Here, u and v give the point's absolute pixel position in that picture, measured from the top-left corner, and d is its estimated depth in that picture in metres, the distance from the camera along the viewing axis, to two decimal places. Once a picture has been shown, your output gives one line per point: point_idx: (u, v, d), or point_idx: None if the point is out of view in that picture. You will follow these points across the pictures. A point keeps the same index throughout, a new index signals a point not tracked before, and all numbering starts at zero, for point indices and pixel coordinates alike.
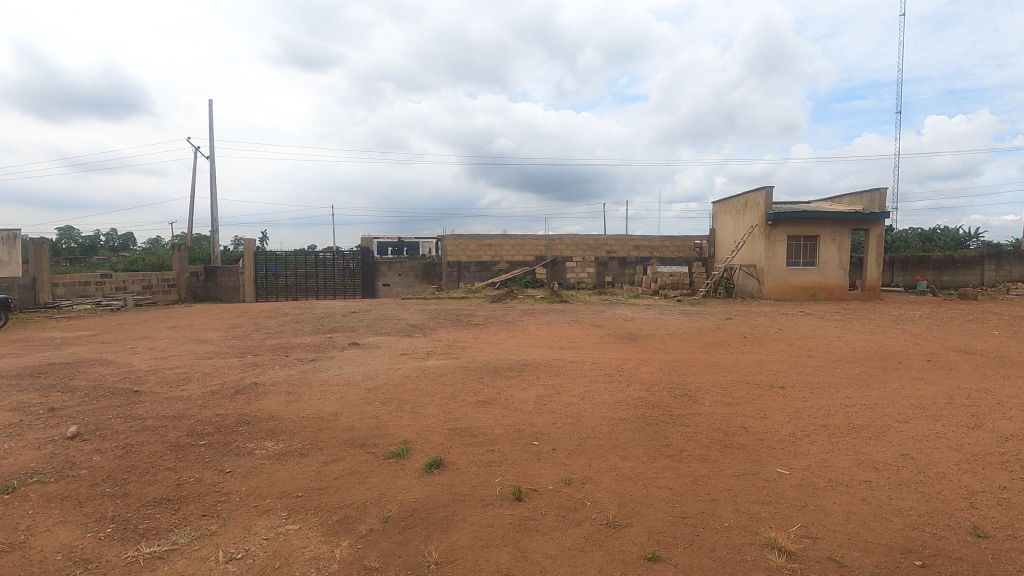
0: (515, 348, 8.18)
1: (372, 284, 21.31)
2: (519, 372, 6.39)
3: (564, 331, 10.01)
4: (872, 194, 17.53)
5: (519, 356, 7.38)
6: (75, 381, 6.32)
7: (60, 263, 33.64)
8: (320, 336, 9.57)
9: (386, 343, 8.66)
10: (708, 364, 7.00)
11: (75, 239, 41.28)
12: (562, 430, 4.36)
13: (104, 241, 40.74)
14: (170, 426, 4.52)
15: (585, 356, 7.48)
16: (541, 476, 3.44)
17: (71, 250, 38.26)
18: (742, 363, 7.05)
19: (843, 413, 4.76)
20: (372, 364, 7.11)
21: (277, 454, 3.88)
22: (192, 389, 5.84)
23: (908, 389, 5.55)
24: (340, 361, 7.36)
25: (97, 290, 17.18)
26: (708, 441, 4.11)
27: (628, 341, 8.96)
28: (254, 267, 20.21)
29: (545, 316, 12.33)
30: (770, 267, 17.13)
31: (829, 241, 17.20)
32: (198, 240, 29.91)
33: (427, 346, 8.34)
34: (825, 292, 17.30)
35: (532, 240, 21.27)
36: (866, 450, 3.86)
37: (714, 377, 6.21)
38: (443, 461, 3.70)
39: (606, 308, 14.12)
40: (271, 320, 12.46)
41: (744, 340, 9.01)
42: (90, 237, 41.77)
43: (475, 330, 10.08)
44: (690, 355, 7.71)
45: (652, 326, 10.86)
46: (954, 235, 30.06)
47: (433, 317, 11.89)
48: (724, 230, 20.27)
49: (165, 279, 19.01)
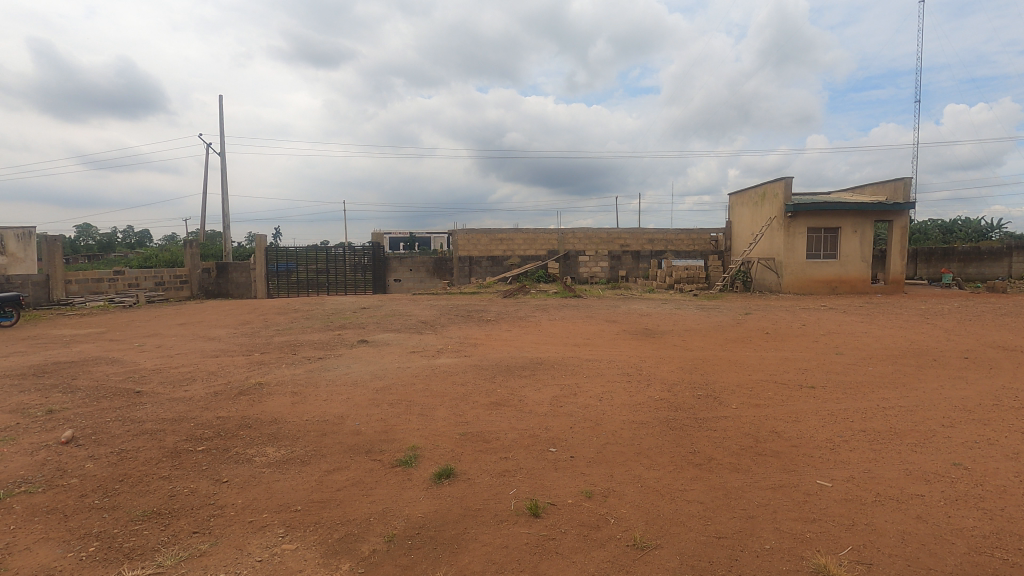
0: (528, 345, 7.90)
1: (383, 279, 21.05)
2: (533, 371, 6.13)
3: (579, 327, 9.73)
4: (897, 183, 16.98)
5: (532, 354, 7.10)
6: (78, 381, 6.17)
7: (78, 260, 34.29)
8: (329, 333, 9.37)
9: (396, 340, 8.42)
10: (731, 362, 6.68)
11: (92, 236, 41.71)
12: (580, 435, 4.09)
13: (122, 238, 41.42)
14: (168, 430, 4.32)
15: (601, 354, 7.19)
16: (559, 488, 3.18)
17: (89, 249, 38.63)
18: (767, 361, 6.71)
19: (882, 415, 4.43)
20: (381, 362, 6.88)
21: (278, 462, 3.66)
22: (196, 389, 5.65)
23: (949, 390, 5.19)
24: (348, 360, 7.14)
25: (110, 287, 17.22)
26: (738, 448, 3.80)
27: (645, 338, 8.65)
28: (266, 263, 20.27)
29: (559, 311, 12.04)
30: (789, 260, 16.66)
31: (851, 233, 16.68)
32: (212, 236, 30.12)
33: (437, 344, 8.09)
34: (846, 285, 16.81)
35: (544, 234, 20.97)
36: (915, 460, 3.53)
37: (739, 377, 5.88)
38: (453, 470, 3.45)
39: (621, 303, 13.78)
40: (280, 317, 12.32)
41: (766, 336, 8.66)
42: (108, 234, 42.45)
43: (486, 326, 9.82)
44: (711, 352, 7.39)
45: (669, 322, 10.51)
46: (976, 227, 29.24)
47: (444, 313, 11.66)
48: (742, 223, 19.80)
49: (177, 276, 19.03)
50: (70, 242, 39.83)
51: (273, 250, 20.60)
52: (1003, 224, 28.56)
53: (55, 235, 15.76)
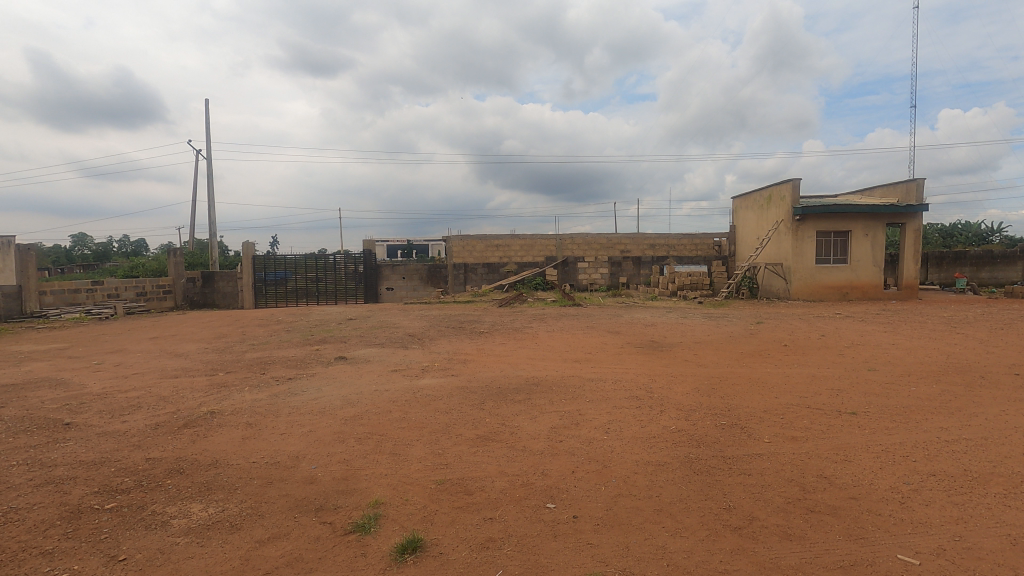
0: (523, 362, 7.09)
1: (375, 288, 20.27)
2: (528, 395, 5.33)
3: (579, 339, 8.94)
4: (909, 184, 16.27)
5: (527, 373, 6.29)
6: (6, 410, 5.35)
7: (71, 271, 33.87)
8: (306, 349, 8.56)
9: (378, 357, 7.62)
10: (753, 382, 5.88)
11: (87, 245, 40.97)
12: (584, 484, 3.30)
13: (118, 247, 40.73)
14: (80, 480, 3.52)
15: (605, 372, 6.38)
16: (559, 571, 2.40)
17: (84, 259, 37.98)
18: (792, 380, 5.92)
19: (951, 454, 3.66)
20: (357, 384, 6.07)
21: (200, 527, 2.87)
22: (135, 422, 4.84)
23: (1016, 417, 4.42)
24: (321, 381, 6.34)
25: (88, 298, 16.41)
26: (784, 502, 3.03)
27: (653, 352, 7.84)
28: (255, 272, 19.64)
29: (557, 322, 11.25)
30: (798, 266, 15.95)
31: (863, 236, 15.96)
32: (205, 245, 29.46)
33: (423, 361, 7.28)
34: (857, 291, 16.07)
35: (542, 240, 20.23)
36: (1014, 520, 2.76)
37: (764, 401, 5.09)
38: (422, 539, 2.67)
39: (623, 312, 13.03)
40: (260, 329, 11.50)
41: (786, 349, 7.85)
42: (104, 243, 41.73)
43: (479, 339, 9.01)
44: (728, 369, 6.59)
45: (676, 333, 9.72)
46: (976, 231, 28.68)
47: (434, 325, 10.87)
48: (746, 227, 19.11)
49: (160, 285, 18.24)
50: (64, 252, 39.10)
51: (259, 258, 19.83)
52: (1005, 228, 27.91)
53: (27, 244, 14.93)
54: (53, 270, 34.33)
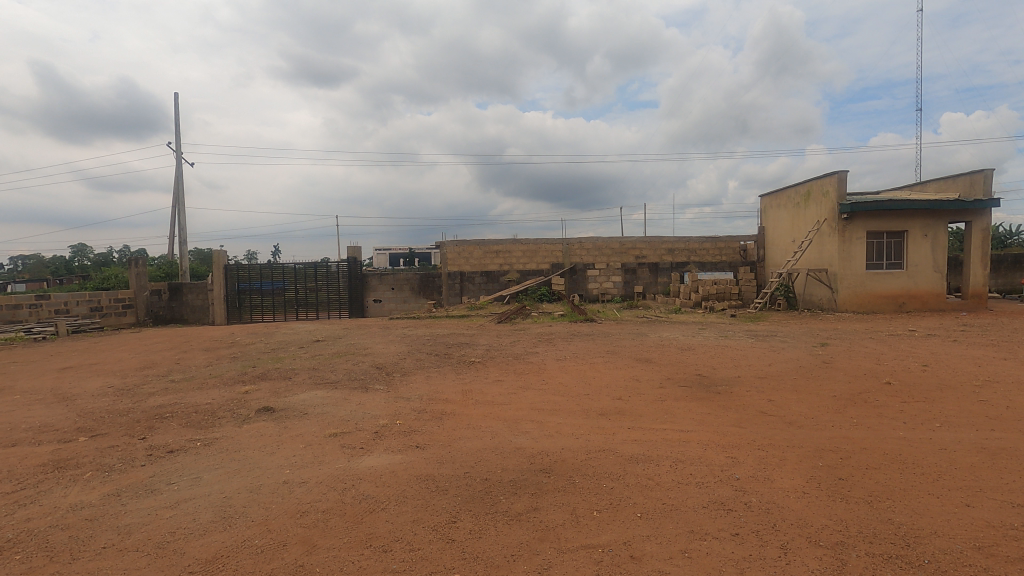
0: (526, 419, 4.79)
1: (360, 300, 18.01)
2: (535, 504, 3.07)
3: (601, 374, 6.66)
4: (973, 176, 14.04)
5: (535, 447, 4.00)
6: None
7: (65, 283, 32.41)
8: (230, 393, 6.27)
9: (319, 408, 5.32)
10: (900, 465, 3.61)
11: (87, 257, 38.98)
12: None
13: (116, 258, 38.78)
14: None
15: (653, 442, 4.09)
16: None
17: (80, 267, 36.31)
18: (963, 461, 3.64)
19: None
20: (261, 468, 3.80)
21: None
22: None
23: None
24: (212, 458, 4.06)
25: (30, 315, 14.21)
26: None
27: (708, 396, 5.54)
28: (227, 283, 17.53)
29: (568, 345, 8.96)
30: (845, 272, 13.68)
31: (920, 237, 13.70)
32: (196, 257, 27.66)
33: (380, 418, 4.96)
34: (915, 301, 13.79)
35: (548, 245, 17.95)
36: None
37: (960, 520, 2.83)
38: None
39: (649, 331, 10.75)
40: (201, 358, 9.18)
41: (897, 392, 5.55)
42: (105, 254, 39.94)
43: (466, 375, 6.74)
44: (837, 434, 4.29)
45: (727, 362, 7.41)
46: (996, 235, 26.64)
47: (413, 352, 8.58)
48: (778, 228, 16.88)
49: (118, 299, 15.94)
50: (63, 263, 37.42)
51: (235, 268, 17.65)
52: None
53: None
54: (49, 282, 32.76)
